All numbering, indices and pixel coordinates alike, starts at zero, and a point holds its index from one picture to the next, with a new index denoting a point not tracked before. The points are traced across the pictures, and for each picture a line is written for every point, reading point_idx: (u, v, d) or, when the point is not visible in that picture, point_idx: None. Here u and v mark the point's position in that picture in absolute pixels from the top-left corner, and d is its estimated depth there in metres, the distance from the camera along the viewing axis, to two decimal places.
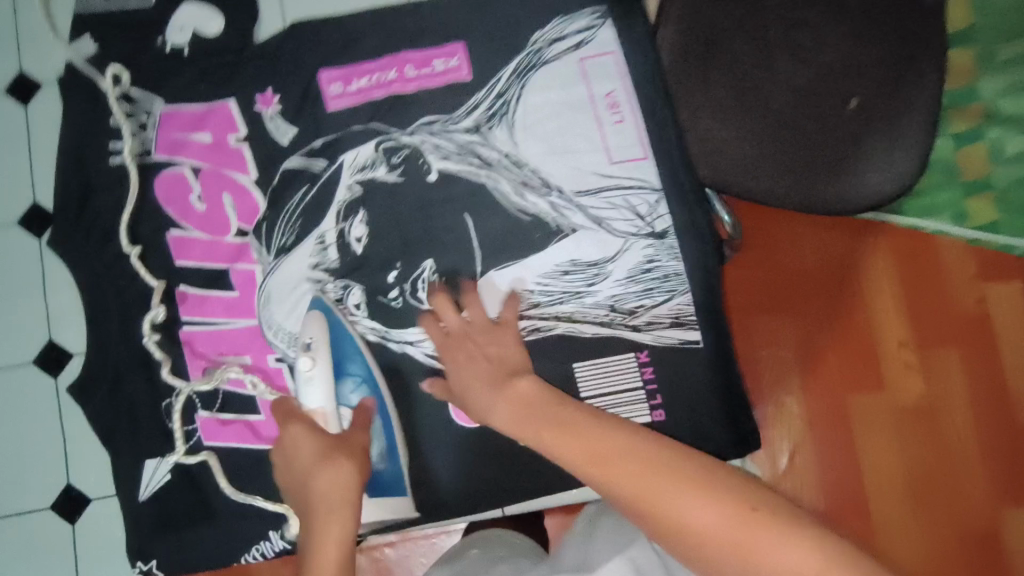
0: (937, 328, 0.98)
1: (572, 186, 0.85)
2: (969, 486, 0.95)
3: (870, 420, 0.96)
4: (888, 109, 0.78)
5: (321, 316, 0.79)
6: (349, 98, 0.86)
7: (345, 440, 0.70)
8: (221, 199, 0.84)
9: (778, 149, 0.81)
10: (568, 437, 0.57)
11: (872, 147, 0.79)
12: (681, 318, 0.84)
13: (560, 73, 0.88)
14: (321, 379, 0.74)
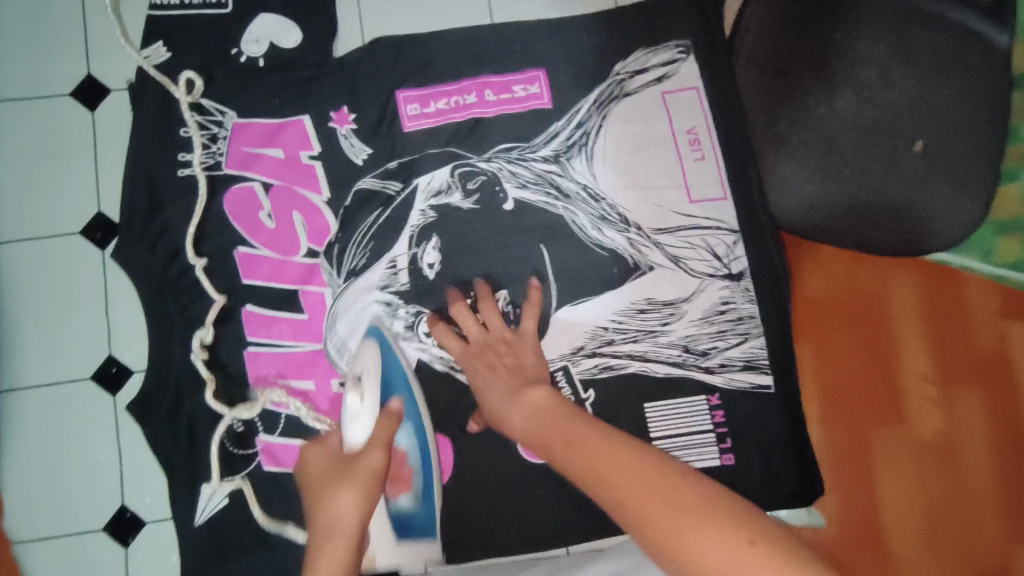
0: (959, 366, 0.98)
1: (651, 223, 0.84)
2: (988, 529, 0.94)
3: (892, 453, 0.95)
4: (954, 151, 0.80)
5: (376, 346, 0.76)
6: (427, 120, 0.85)
7: (356, 463, 0.65)
8: (292, 217, 0.82)
9: (841, 187, 0.82)
10: (579, 452, 0.59)
11: (938, 191, 0.81)
12: (753, 361, 0.83)
13: (641, 106, 0.86)
14: (366, 417, 0.70)
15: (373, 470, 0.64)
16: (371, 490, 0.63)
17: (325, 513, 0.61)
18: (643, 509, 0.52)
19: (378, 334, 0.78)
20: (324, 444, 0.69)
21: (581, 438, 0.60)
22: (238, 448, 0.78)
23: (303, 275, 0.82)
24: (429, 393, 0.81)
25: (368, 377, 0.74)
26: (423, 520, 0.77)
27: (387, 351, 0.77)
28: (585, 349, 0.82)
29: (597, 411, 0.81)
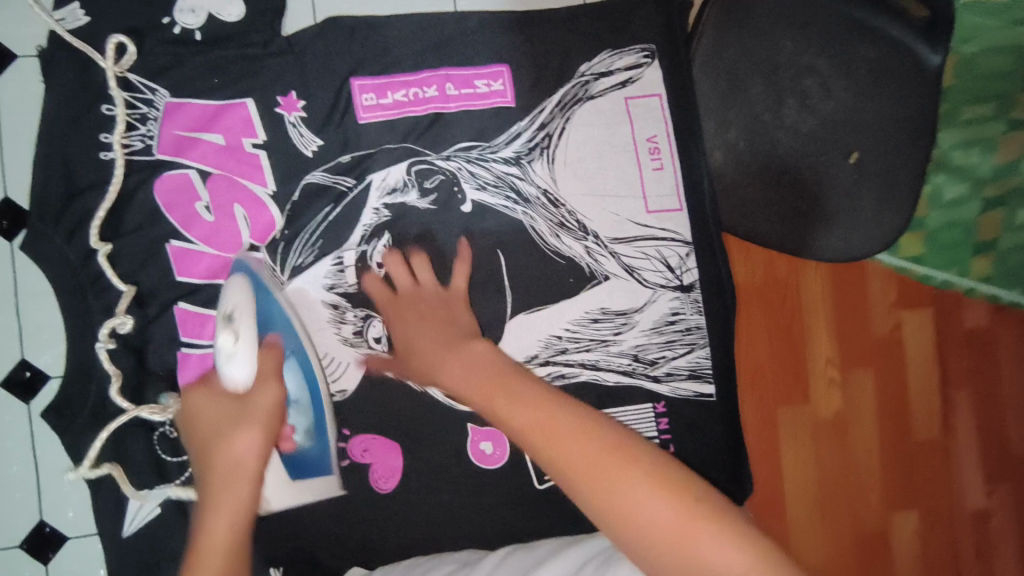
0: (857, 350, 1.07)
1: (608, 232, 0.83)
2: (867, 491, 1.08)
3: (794, 431, 1.05)
4: (881, 166, 0.87)
5: (247, 280, 0.68)
6: (383, 112, 0.80)
7: (263, 361, 0.63)
8: (231, 210, 0.76)
9: (777, 194, 0.91)
10: (517, 411, 0.49)
11: (863, 205, 0.89)
12: (698, 371, 0.86)
13: (603, 111, 0.85)
14: (245, 355, 0.62)
15: (275, 369, 0.63)
16: (271, 430, 0.59)
17: (233, 420, 0.59)
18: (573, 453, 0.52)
19: (245, 268, 0.71)
20: (205, 389, 0.65)
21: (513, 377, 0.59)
22: (172, 455, 0.73)
23: None
24: (379, 401, 0.79)
25: (242, 318, 0.64)
26: (316, 459, 0.72)
27: (261, 290, 0.69)
28: (538, 357, 0.81)
29: None
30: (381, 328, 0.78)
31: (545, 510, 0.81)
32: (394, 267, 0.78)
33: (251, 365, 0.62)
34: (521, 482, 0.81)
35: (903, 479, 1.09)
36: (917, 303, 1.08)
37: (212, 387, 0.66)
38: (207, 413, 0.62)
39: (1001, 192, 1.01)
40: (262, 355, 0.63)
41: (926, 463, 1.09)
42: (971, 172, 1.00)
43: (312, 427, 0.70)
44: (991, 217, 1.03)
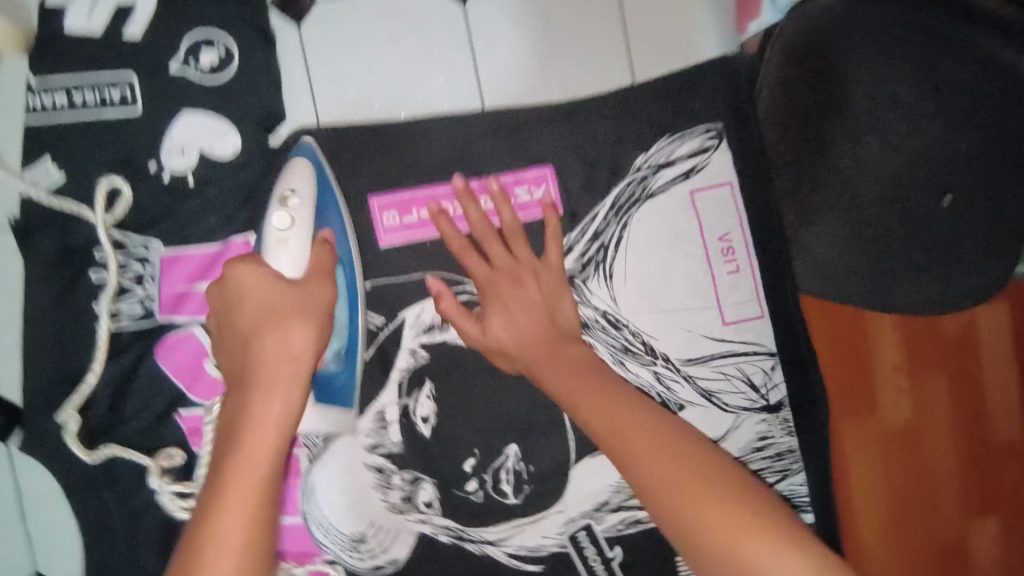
0: (929, 354, 0.98)
1: (680, 354, 0.72)
2: (943, 501, 1.00)
3: (862, 443, 0.97)
4: (991, 205, 0.70)
5: (310, 166, 0.61)
6: (410, 233, 0.69)
7: (302, 362, 0.53)
8: None
9: (862, 250, 0.75)
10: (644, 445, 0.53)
11: (967, 252, 0.73)
12: (792, 500, 0.75)
13: (664, 210, 0.72)
14: (297, 249, 0.57)
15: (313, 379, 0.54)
16: (326, 326, 0.55)
17: (271, 349, 0.52)
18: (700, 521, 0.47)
19: (313, 153, 0.63)
20: (247, 257, 0.56)
21: (633, 428, 0.54)
22: None
23: None
24: (434, 567, 0.70)
25: (302, 197, 0.59)
26: (340, 382, 0.64)
27: (324, 176, 0.63)
28: (609, 503, 0.72)
29: (626, 570, 0.72)
30: (433, 491, 0.69)
31: None
32: (502, 210, 0.67)
33: (290, 375, 0.52)
34: None
35: (982, 487, 1.01)
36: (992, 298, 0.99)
37: (256, 258, 0.56)
38: (242, 337, 0.54)
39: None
40: (312, 255, 0.58)
41: (1006, 466, 1.01)
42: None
43: (342, 350, 0.63)
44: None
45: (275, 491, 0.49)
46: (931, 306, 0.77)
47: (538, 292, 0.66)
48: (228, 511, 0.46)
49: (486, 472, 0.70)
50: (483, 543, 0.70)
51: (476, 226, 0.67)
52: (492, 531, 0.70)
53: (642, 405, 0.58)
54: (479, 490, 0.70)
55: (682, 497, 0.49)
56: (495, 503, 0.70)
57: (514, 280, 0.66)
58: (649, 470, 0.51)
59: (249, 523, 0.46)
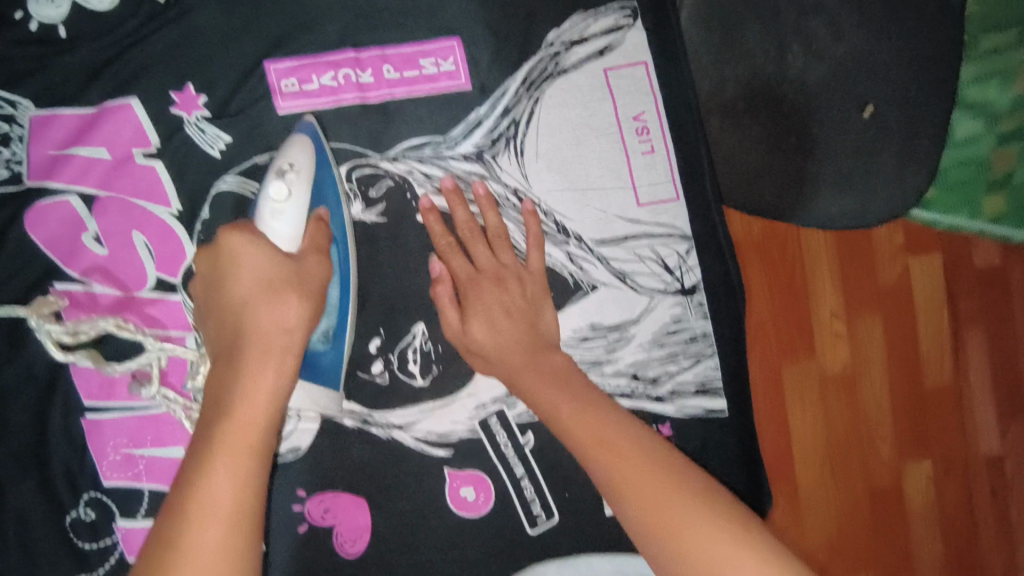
0: (864, 299, 1.02)
1: (593, 234, 0.70)
2: (879, 445, 1.04)
3: (802, 389, 0.99)
4: (898, 117, 0.84)
5: (310, 144, 0.61)
6: (310, 100, 0.66)
7: (301, 268, 0.55)
8: (130, 237, 0.63)
9: (784, 159, 0.85)
10: (556, 393, 0.58)
11: (882, 164, 0.86)
12: (707, 386, 0.74)
13: (578, 88, 0.71)
14: (294, 217, 0.57)
15: (320, 287, 0.56)
16: (315, 304, 0.55)
17: (264, 322, 0.51)
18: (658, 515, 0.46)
19: (313, 133, 0.62)
20: (240, 226, 0.55)
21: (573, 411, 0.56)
22: (91, 541, 0.63)
23: (164, 318, 0.63)
24: (337, 451, 0.68)
25: (299, 173, 0.59)
26: (327, 365, 0.62)
27: (324, 166, 0.62)
28: None
29: (538, 454, 0.71)
30: None
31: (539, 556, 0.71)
32: (485, 210, 0.67)
33: (295, 278, 0.54)
34: (511, 528, 0.70)
35: (916, 433, 1.05)
36: (926, 247, 1.03)
37: (248, 225, 0.56)
38: (230, 304, 0.52)
39: (1016, 126, 1.01)
40: (308, 234, 0.58)
41: (939, 410, 1.06)
42: (986, 106, 0.99)
43: (331, 399, 0.63)
44: (1003, 153, 1.01)
45: (286, 386, 0.50)
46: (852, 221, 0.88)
47: (518, 297, 0.65)
48: (252, 378, 0.48)
49: (391, 353, 0.68)
50: (390, 427, 0.68)
51: (463, 227, 0.66)
52: (397, 416, 0.69)
53: (545, 373, 0.60)
54: (384, 372, 0.68)
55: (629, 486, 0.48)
56: (401, 385, 0.68)
57: (498, 282, 0.65)
58: (592, 452, 0.52)
59: (268, 403, 0.48)
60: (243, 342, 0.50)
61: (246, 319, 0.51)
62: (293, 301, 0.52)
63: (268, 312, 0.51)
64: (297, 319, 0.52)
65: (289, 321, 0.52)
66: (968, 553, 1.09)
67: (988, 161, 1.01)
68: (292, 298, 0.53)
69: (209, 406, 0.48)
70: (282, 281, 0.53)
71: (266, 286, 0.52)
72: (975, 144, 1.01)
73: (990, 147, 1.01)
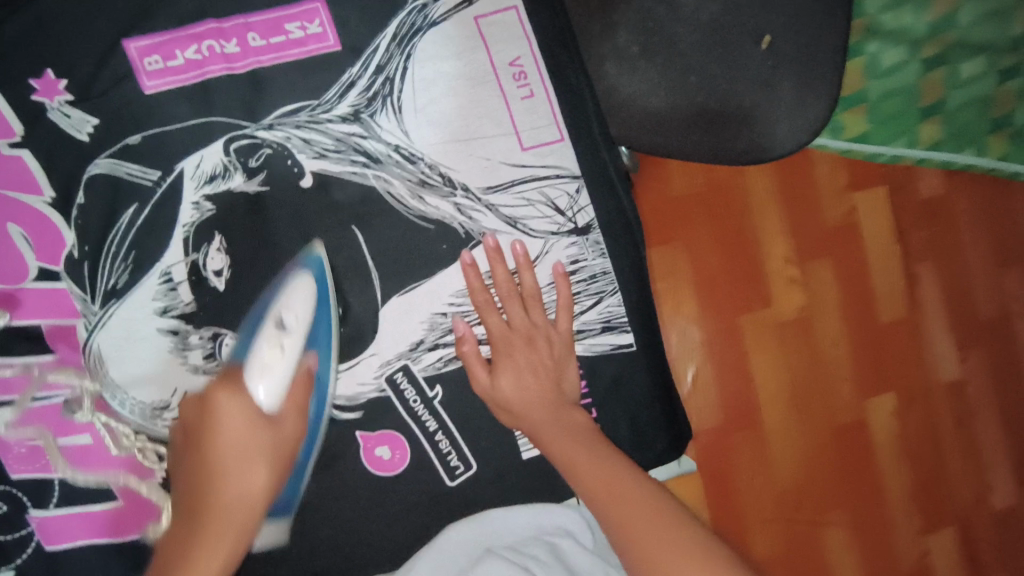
0: (812, 241, 1.04)
1: (479, 182, 0.71)
2: (840, 384, 1.06)
3: (756, 334, 1.02)
4: (791, 49, 0.87)
5: (314, 287, 0.66)
6: (174, 77, 0.65)
7: (278, 434, 0.60)
8: (6, 230, 0.64)
9: (687, 101, 0.88)
10: (556, 427, 0.67)
11: (786, 88, 0.88)
12: (612, 322, 0.75)
13: (449, 38, 0.71)
14: (283, 372, 0.62)
15: (292, 444, 0.61)
16: (283, 467, 0.60)
17: (230, 490, 0.57)
18: (645, 550, 0.57)
19: (320, 268, 0.67)
20: (231, 387, 0.61)
21: (583, 455, 0.64)
22: (6, 533, 0.64)
23: (50, 307, 0.65)
24: None
25: (297, 326, 0.65)
26: (283, 502, 0.67)
27: (324, 309, 0.67)
28: (425, 343, 0.71)
29: (448, 407, 0.72)
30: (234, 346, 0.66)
31: (461, 504, 0.72)
32: (524, 275, 0.71)
33: (268, 445, 0.59)
34: (428, 481, 0.72)
35: (878, 369, 1.07)
36: (869, 183, 1.05)
37: (240, 387, 0.61)
38: (208, 456, 0.58)
39: (940, 50, 1.01)
40: (291, 389, 0.63)
41: (897, 344, 1.08)
42: (904, 31, 1.00)
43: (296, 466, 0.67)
44: (931, 79, 1.01)
45: (250, 537, 0.57)
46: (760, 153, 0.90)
47: (530, 356, 0.70)
48: (205, 549, 0.54)
49: None
50: None
51: (503, 286, 0.71)
52: None
53: (565, 424, 0.68)
54: None
55: (630, 531, 0.59)
56: None
57: (530, 342, 0.71)
58: (589, 486, 0.63)
59: (216, 572, 0.54)
60: (211, 507, 0.56)
61: (217, 481, 0.57)
62: (261, 471, 0.58)
63: (235, 479, 0.57)
64: (263, 486, 0.58)
65: (255, 489, 0.57)
66: (938, 484, 1.10)
67: (916, 89, 1.01)
68: (261, 468, 0.58)
69: (174, 559, 0.55)
70: (254, 452, 0.58)
71: (238, 456, 0.57)
72: (901, 73, 1.01)
73: (916, 76, 1.01)
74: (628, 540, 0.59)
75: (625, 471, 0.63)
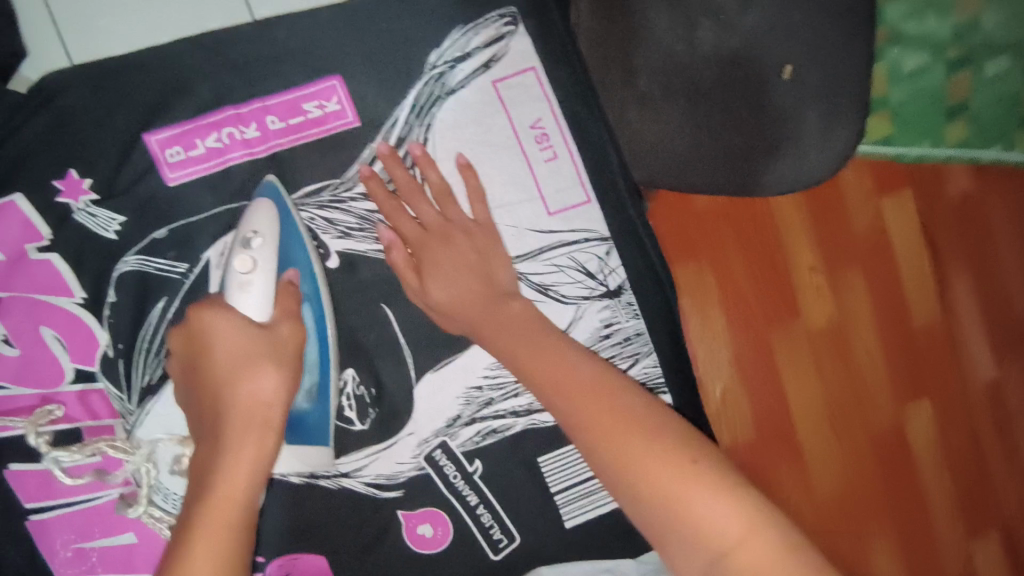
0: (841, 251, 1.02)
1: (507, 252, 0.69)
2: (874, 391, 1.06)
3: (788, 350, 1.01)
4: (823, 73, 0.67)
5: (274, 208, 0.62)
6: (197, 167, 0.65)
7: (275, 336, 0.56)
8: (40, 335, 0.63)
9: (713, 138, 0.73)
10: (536, 359, 0.57)
11: (845, 105, 0.68)
12: (649, 384, 0.73)
13: (469, 105, 0.69)
14: (262, 287, 0.58)
15: (295, 350, 0.57)
16: (292, 365, 0.55)
17: (236, 399, 0.52)
18: (619, 449, 0.49)
19: (277, 194, 0.63)
20: (209, 312, 0.56)
21: (551, 367, 0.56)
22: None
23: (89, 408, 0.64)
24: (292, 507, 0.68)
25: (265, 238, 0.60)
26: (315, 424, 0.63)
27: (288, 222, 0.63)
28: (461, 418, 0.70)
29: (488, 480, 0.71)
30: None
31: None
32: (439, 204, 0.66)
33: (269, 348, 0.54)
34: (473, 556, 0.71)
35: (912, 374, 1.07)
36: (897, 183, 1.02)
37: (220, 308, 0.56)
38: (204, 381, 0.53)
39: (965, 51, 0.96)
40: (277, 300, 0.59)
41: (931, 347, 1.08)
42: (928, 37, 0.95)
43: (313, 388, 0.63)
44: (959, 80, 0.97)
45: (269, 447, 0.52)
46: (810, 181, 0.72)
47: (471, 251, 0.64)
48: (230, 461, 0.50)
49: None
50: (336, 476, 0.68)
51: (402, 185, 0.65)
52: (345, 461, 0.68)
53: (544, 350, 0.57)
54: None
55: (590, 431, 0.50)
56: (340, 432, 0.68)
57: (445, 239, 0.64)
58: (576, 421, 0.52)
59: (250, 480, 0.50)
60: (222, 413, 0.52)
61: (227, 385, 0.52)
62: (268, 369, 0.53)
63: (241, 386, 0.52)
64: (272, 388, 0.53)
65: (267, 392, 0.53)
66: (976, 482, 1.10)
67: (942, 91, 0.97)
68: (268, 366, 0.54)
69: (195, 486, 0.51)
70: (256, 354, 0.54)
71: (240, 361, 0.53)
72: (927, 75, 0.96)
73: (942, 77, 0.96)
74: (613, 474, 0.49)
75: (606, 392, 0.53)
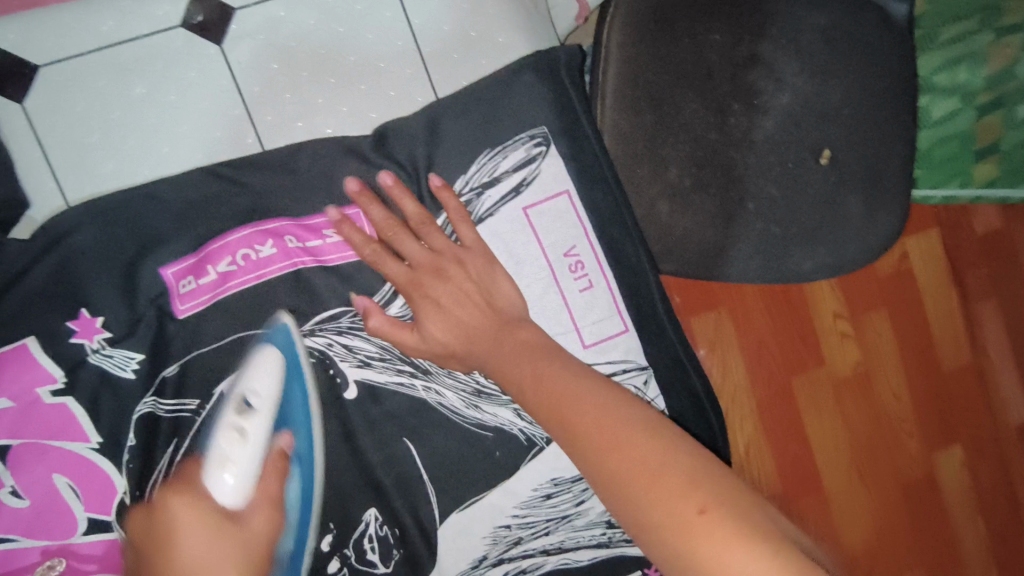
0: (865, 297, 1.03)
1: None
2: (903, 437, 1.05)
3: (812, 395, 1.01)
4: (857, 160, 0.68)
5: (280, 358, 0.58)
6: (208, 296, 0.62)
7: (248, 527, 0.48)
8: (54, 483, 0.59)
9: (734, 226, 0.68)
10: (555, 398, 0.51)
11: (851, 209, 0.69)
12: None
13: (498, 234, 0.67)
14: (245, 468, 0.51)
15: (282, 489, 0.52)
16: (257, 566, 0.45)
17: None
18: (632, 497, 0.43)
19: (287, 339, 0.59)
20: (184, 492, 0.48)
21: (577, 410, 0.49)
22: None
23: (103, 559, 0.59)
24: None
25: (262, 401, 0.55)
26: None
27: (294, 371, 0.59)
28: (488, 558, 0.67)
29: None
30: None
31: None
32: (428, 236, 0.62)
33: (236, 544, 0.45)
34: None
35: (941, 417, 1.06)
36: (921, 226, 1.03)
37: (195, 484, 0.49)
38: (155, 572, 0.42)
39: (998, 96, 0.86)
40: (262, 482, 0.52)
41: (959, 391, 1.07)
42: (962, 87, 0.84)
43: (291, 547, 0.57)
44: (987, 122, 0.88)
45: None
46: (829, 273, 0.70)
47: (467, 281, 0.61)
48: None
49: (346, 546, 0.63)
50: None
51: (383, 225, 0.61)
52: None
53: (577, 386, 0.51)
54: (342, 568, 0.63)
55: (604, 467, 0.45)
56: None
57: (439, 274, 0.61)
58: (599, 457, 0.46)
59: None
60: None
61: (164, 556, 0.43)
62: (234, 562, 0.44)
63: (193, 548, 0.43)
64: (264, 528, 0.49)
65: None
66: (1007, 516, 1.07)
67: (972, 136, 0.88)
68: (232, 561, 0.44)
69: None
70: (227, 553, 0.44)
71: (213, 524, 0.47)
72: (954, 124, 0.87)
73: (971, 123, 0.87)
74: (639, 519, 0.43)
75: (634, 427, 0.47)
